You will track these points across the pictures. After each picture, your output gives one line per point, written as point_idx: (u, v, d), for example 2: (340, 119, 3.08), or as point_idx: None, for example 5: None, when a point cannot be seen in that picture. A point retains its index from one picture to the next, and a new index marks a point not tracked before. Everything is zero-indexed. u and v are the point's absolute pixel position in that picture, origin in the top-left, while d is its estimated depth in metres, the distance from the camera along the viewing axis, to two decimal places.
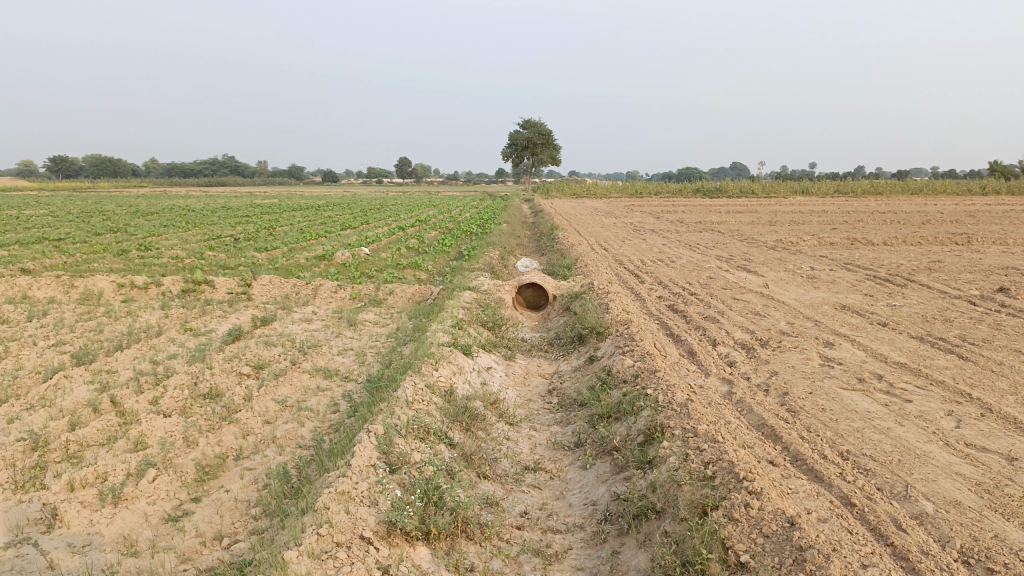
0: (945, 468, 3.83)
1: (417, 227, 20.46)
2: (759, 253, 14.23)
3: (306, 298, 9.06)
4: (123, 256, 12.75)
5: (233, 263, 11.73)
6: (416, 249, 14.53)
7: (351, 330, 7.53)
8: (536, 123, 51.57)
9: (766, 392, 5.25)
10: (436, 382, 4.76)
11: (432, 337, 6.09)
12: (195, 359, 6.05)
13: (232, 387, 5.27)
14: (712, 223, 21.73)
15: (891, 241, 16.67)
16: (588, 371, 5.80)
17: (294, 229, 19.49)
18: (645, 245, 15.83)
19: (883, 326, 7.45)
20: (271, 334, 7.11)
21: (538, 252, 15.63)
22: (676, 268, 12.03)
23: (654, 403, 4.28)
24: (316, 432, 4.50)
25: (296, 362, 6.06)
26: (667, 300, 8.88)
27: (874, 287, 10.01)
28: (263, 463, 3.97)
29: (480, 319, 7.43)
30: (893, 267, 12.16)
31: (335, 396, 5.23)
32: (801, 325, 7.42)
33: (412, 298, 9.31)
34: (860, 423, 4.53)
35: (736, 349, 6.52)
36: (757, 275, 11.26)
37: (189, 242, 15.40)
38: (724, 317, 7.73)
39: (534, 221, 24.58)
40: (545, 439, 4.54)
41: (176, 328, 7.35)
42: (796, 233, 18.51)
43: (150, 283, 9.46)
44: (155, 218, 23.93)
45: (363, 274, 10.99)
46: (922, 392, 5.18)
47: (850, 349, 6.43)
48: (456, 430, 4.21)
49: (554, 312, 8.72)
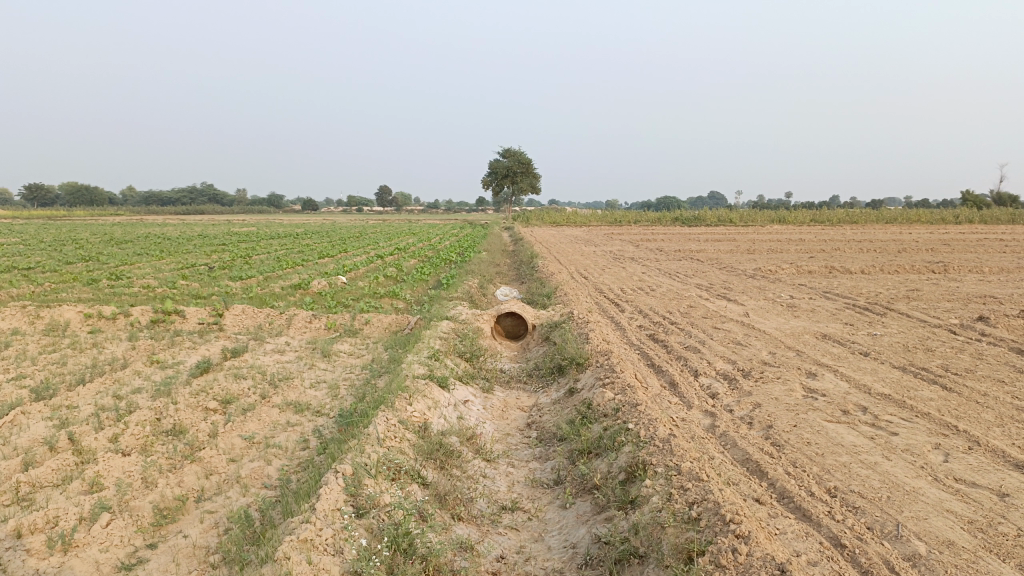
0: (936, 506, 3.70)
1: (395, 255, 20.29)
2: (739, 281, 14.21)
3: (280, 328, 8.85)
4: (92, 285, 12.46)
5: (206, 292, 11.48)
6: (395, 277, 14.36)
7: (324, 362, 7.33)
8: (516, 152, 51.80)
9: (749, 425, 5.13)
10: (410, 417, 4.58)
11: (407, 368, 5.91)
12: (160, 393, 5.83)
13: (196, 423, 5.06)
14: (692, 252, 21.77)
15: (869, 269, 16.76)
16: (568, 403, 5.65)
17: (271, 258, 19.26)
18: (625, 274, 15.77)
19: (865, 356, 7.38)
20: (242, 366, 6.90)
21: (518, 281, 15.52)
22: (656, 296, 11.95)
23: (635, 438, 4.12)
24: (283, 471, 4.30)
25: (266, 396, 5.85)
26: (647, 329, 8.76)
27: (854, 316, 9.97)
28: (225, 506, 3.76)
29: (457, 350, 7.27)
30: (872, 295, 12.16)
31: (305, 432, 5.03)
32: (783, 354, 7.33)
33: (388, 329, 9.12)
34: (847, 458, 4.41)
35: (718, 380, 6.40)
36: (737, 304, 11.20)
37: (162, 271, 15.12)
38: (705, 347, 7.62)
39: (514, 249, 24.51)
40: (523, 476, 4.37)
41: (142, 361, 7.11)
42: (775, 261, 18.58)
43: (119, 314, 9.20)
44: (130, 245, 23.61)
45: (339, 303, 10.79)
46: (907, 424, 5.08)
47: (833, 380, 6.33)
48: (430, 468, 4.03)
49: (533, 341, 8.58)
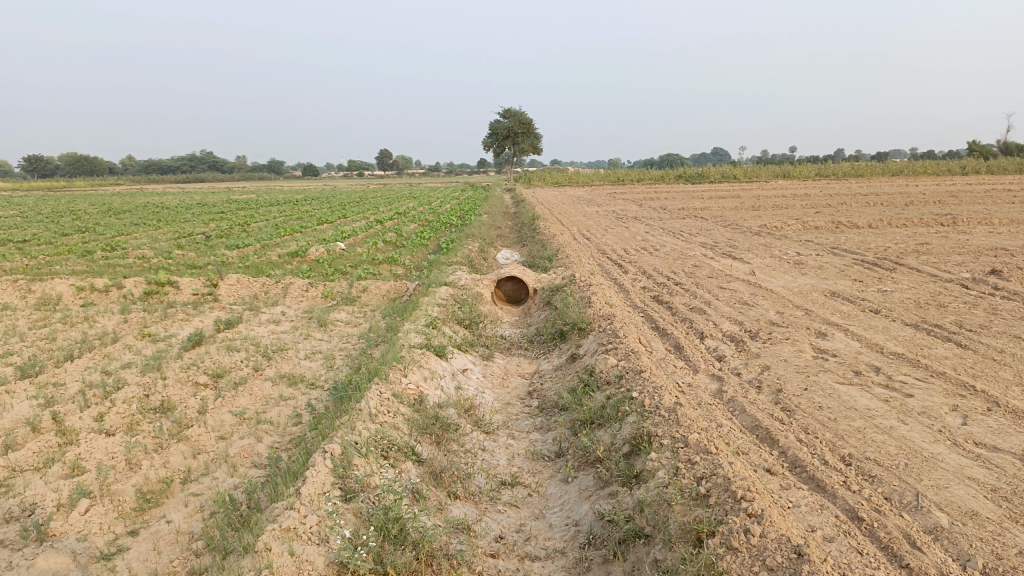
0: (956, 473, 3.52)
1: (395, 219, 20.01)
2: (744, 239, 13.94)
3: (276, 298, 8.66)
4: (87, 257, 12.27)
5: (201, 262, 11.28)
6: (394, 243, 14.11)
7: (321, 331, 7.15)
8: (516, 112, 51.05)
9: (758, 389, 4.93)
10: (404, 390, 4.39)
11: (403, 337, 5.72)
12: (149, 369, 5.65)
13: (185, 400, 4.89)
14: (695, 210, 21.44)
15: (876, 223, 16.46)
16: (570, 370, 5.45)
17: (269, 225, 18.99)
18: (628, 234, 15.51)
19: (876, 313, 7.16)
20: (235, 338, 6.71)
21: (519, 243, 15.28)
22: (660, 256, 11.72)
23: (640, 408, 3.93)
24: (274, 448, 4.14)
25: (258, 369, 5.67)
26: (652, 290, 8.54)
27: (863, 272, 9.74)
28: (211, 488, 3.61)
29: (456, 316, 7.07)
30: (880, 250, 11.91)
31: (298, 406, 4.86)
32: (791, 314, 7.11)
33: (386, 296, 8.92)
34: (861, 423, 4.22)
35: (725, 342, 6.20)
36: (743, 262, 10.96)
37: (158, 241, 14.91)
38: (711, 308, 7.42)
39: (515, 211, 24.19)
40: (524, 449, 4.20)
41: (133, 335, 6.93)
42: (780, 217, 18.27)
43: (111, 286, 9.01)
44: (127, 216, 23.34)
45: (336, 270, 10.58)
46: (923, 385, 4.88)
47: (843, 339, 6.12)
48: (425, 443, 3.85)
49: (534, 306, 8.37)
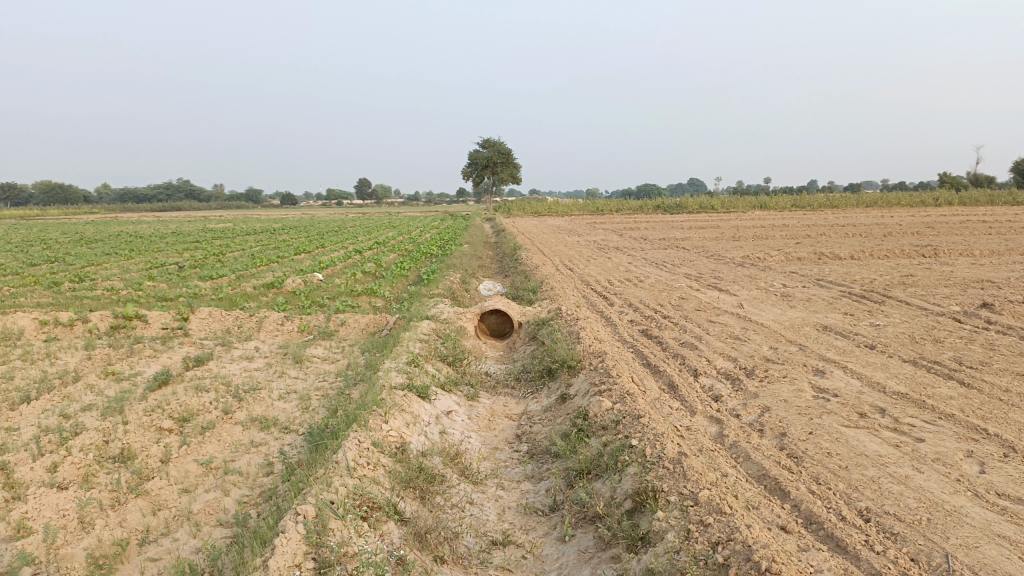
0: (984, 530, 3.27)
1: (374, 249, 19.71)
2: (728, 270, 13.79)
3: (249, 332, 8.31)
4: (53, 289, 11.80)
5: (172, 294, 10.88)
6: (373, 273, 13.80)
7: (296, 368, 6.81)
8: (495, 142, 51.15)
9: (761, 433, 4.66)
10: (386, 437, 4.06)
11: (384, 377, 5.40)
12: (109, 412, 5.27)
13: (147, 448, 4.53)
14: (676, 240, 21.35)
15: (858, 254, 16.42)
16: (561, 413, 5.16)
17: (245, 255, 18.56)
18: (611, 265, 15.33)
19: (872, 349, 6.95)
20: (204, 377, 6.35)
21: (501, 274, 15.03)
22: (645, 288, 11.51)
23: (641, 458, 3.65)
24: (242, 503, 3.80)
25: (228, 411, 5.32)
26: (640, 324, 8.29)
27: (852, 305, 9.57)
28: (171, 553, 3.27)
29: (438, 352, 6.75)
30: (866, 282, 11.80)
31: (270, 453, 4.52)
32: (785, 350, 6.88)
33: (365, 330, 8.59)
34: (874, 472, 3.97)
35: (721, 380, 5.94)
36: (729, 294, 10.77)
37: (128, 271, 14.46)
38: (703, 343, 7.18)
39: (495, 241, 23.99)
40: (514, 501, 3.89)
41: (96, 373, 6.53)
42: (761, 248, 18.20)
43: (76, 320, 8.59)
44: (98, 245, 22.84)
45: (313, 302, 10.23)
46: (932, 429, 4.64)
47: (843, 377, 5.89)
48: (408, 499, 3.53)
49: (520, 340, 8.08)
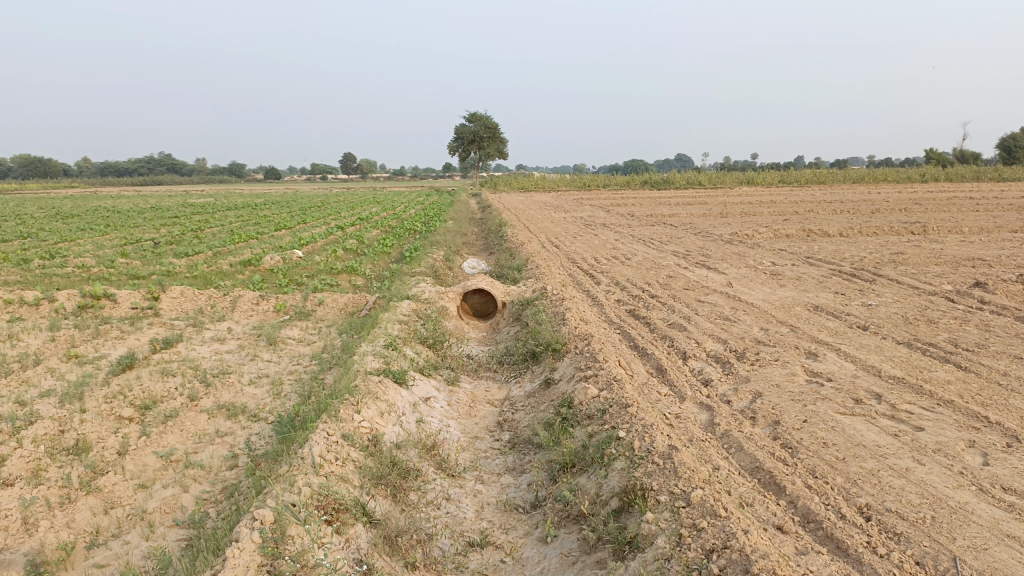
0: (992, 529, 3.07)
1: (357, 226, 19.35)
2: (716, 247, 13.56)
3: (223, 312, 8.01)
4: (22, 266, 11.40)
5: (145, 272, 10.52)
6: (354, 251, 13.47)
7: (269, 351, 6.53)
8: (481, 116, 50.48)
9: (753, 421, 4.45)
10: (357, 429, 3.80)
11: (358, 362, 5.13)
12: (68, 399, 4.98)
13: (104, 439, 4.25)
14: (663, 217, 21.11)
15: (847, 231, 16.25)
16: (545, 400, 4.92)
17: (224, 231, 18.14)
18: (598, 241, 15.08)
19: (864, 331, 6.75)
20: (172, 360, 6.06)
21: (486, 251, 14.75)
22: (632, 266, 11.29)
23: (629, 452, 3.41)
24: (203, 500, 3.55)
25: (194, 398, 5.04)
26: (627, 304, 8.05)
27: (843, 284, 9.38)
28: (121, 559, 3.03)
29: (418, 334, 6.49)
30: (856, 260, 11.62)
31: (236, 445, 4.26)
32: (776, 331, 6.66)
33: (344, 310, 8.31)
34: (873, 464, 3.76)
35: (710, 364, 5.72)
36: (718, 272, 10.55)
37: (102, 248, 14.04)
38: (692, 324, 6.96)
39: (480, 216, 23.65)
40: (494, 497, 3.66)
41: (58, 357, 6.23)
42: (749, 225, 18.01)
43: (42, 299, 8.24)
44: (74, 220, 22.27)
45: (291, 281, 9.92)
46: (932, 417, 4.44)
47: (837, 361, 5.69)
48: (380, 498, 3.28)
49: (503, 321, 7.83)
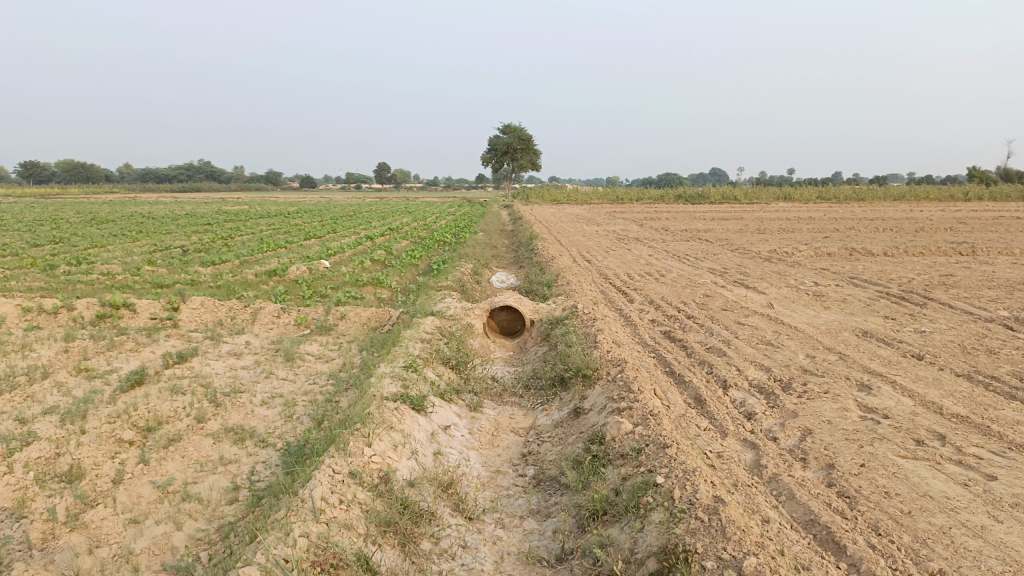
0: None
1: (387, 236, 19.16)
2: (755, 265, 13.07)
3: (242, 325, 7.76)
4: (49, 273, 11.31)
5: (170, 281, 10.37)
6: (382, 262, 13.23)
7: (286, 368, 6.25)
8: (515, 128, 50.34)
9: (804, 463, 4.02)
10: (367, 465, 3.46)
11: (375, 385, 4.80)
12: (70, 418, 4.72)
13: (99, 465, 3.97)
14: (698, 232, 20.61)
15: (891, 250, 15.63)
16: (574, 431, 4.54)
17: (254, 240, 18.01)
18: (631, 256, 14.66)
19: (920, 361, 6.25)
20: (184, 377, 5.79)
21: (516, 265, 14.42)
22: (666, 283, 10.86)
23: (670, 503, 3.02)
24: (196, 541, 3.24)
25: (201, 420, 4.76)
26: (662, 325, 7.64)
27: (892, 307, 8.87)
28: None
29: (440, 354, 6.14)
30: (903, 281, 11.07)
31: (239, 475, 3.95)
32: (824, 359, 6.20)
33: (366, 325, 8.01)
34: (945, 520, 3.32)
35: (754, 395, 5.28)
36: (757, 292, 10.08)
37: (131, 255, 13.97)
38: (732, 349, 6.53)
39: (512, 228, 23.39)
40: (514, 544, 3.29)
41: (68, 370, 6.00)
42: (788, 242, 17.46)
43: (61, 308, 8.06)
44: (109, 226, 22.41)
45: (314, 292, 9.67)
46: (1005, 464, 3.98)
47: (893, 395, 5.22)
48: (386, 549, 2.94)
49: (531, 340, 7.47)
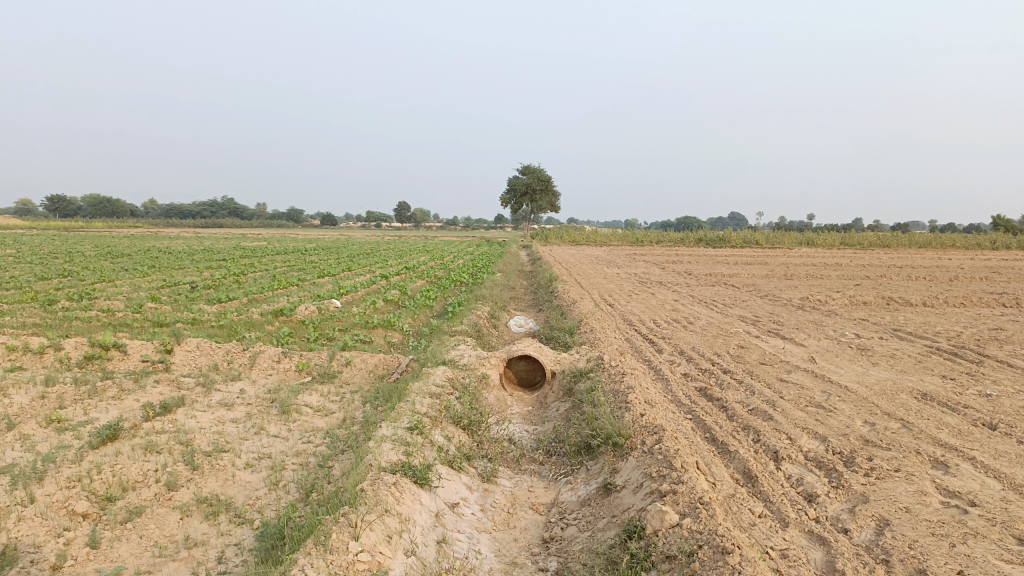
0: None
1: (402, 275, 18.63)
2: (788, 314, 12.34)
3: (238, 371, 7.15)
4: (47, 308, 10.79)
5: (169, 320, 9.80)
6: (395, 302, 12.63)
7: (281, 422, 5.61)
8: (535, 169, 50.18)
9: (886, 567, 3.30)
10: (351, 565, 2.80)
11: (374, 451, 4.15)
12: (22, 480, 4.09)
13: (38, 547, 3.33)
14: (723, 277, 19.91)
15: (930, 300, 14.81)
16: (605, 515, 3.84)
17: (267, 276, 17.57)
18: (656, 302, 13.96)
19: (994, 431, 5.49)
20: (163, 431, 5.15)
21: (535, 308, 13.78)
22: (696, 332, 10.16)
23: None
24: None
25: (171, 488, 4.12)
26: (696, 382, 6.91)
27: (946, 365, 8.09)
28: None
29: (450, 412, 5.46)
30: (950, 335, 10.32)
31: (204, 563, 3.29)
32: (886, 428, 5.46)
33: (372, 374, 7.37)
34: None
35: (812, 470, 4.56)
36: (795, 344, 9.36)
37: (136, 291, 13.45)
38: (779, 412, 5.80)
39: (531, 270, 22.81)
40: None
41: (38, 420, 5.38)
42: (819, 289, 16.72)
43: (47, 347, 7.47)
44: (122, 260, 22.00)
45: (320, 334, 9.06)
46: None
47: (975, 475, 4.47)
48: None
49: (552, 394, 6.78)
